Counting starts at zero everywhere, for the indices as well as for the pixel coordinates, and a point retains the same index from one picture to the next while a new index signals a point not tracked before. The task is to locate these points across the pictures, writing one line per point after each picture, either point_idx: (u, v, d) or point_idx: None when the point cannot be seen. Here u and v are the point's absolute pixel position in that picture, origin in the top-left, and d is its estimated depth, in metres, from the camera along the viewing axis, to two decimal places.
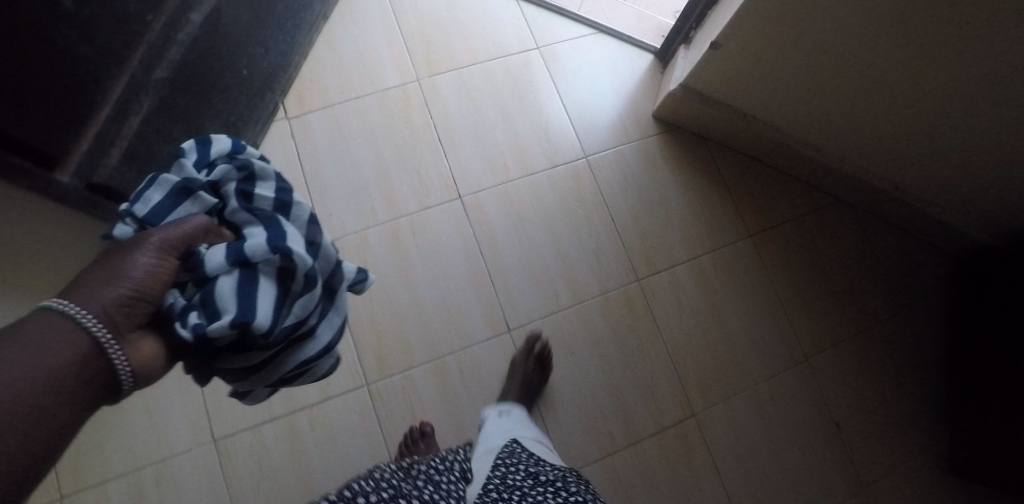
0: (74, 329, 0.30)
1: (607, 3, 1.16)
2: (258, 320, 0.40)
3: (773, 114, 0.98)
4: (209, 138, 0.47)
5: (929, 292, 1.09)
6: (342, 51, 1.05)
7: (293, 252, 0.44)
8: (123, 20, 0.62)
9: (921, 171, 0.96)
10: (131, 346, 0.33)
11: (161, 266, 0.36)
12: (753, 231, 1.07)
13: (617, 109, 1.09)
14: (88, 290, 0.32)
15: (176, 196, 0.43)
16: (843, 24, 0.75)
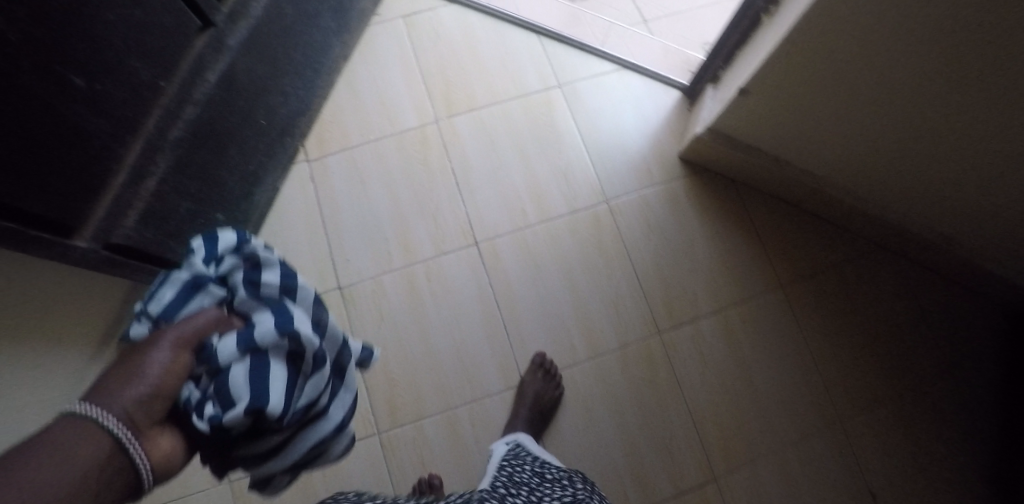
0: (96, 431, 0.26)
1: (633, 38, 1.12)
2: (271, 406, 0.36)
3: (808, 160, 0.92)
4: (215, 232, 0.43)
5: (984, 350, 1.00)
6: (362, 92, 1.05)
7: (303, 334, 0.39)
8: (137, 87, 0.62)
9: (975, 223, 0.87)
10: (151, 443, 0.30)
11: (178, 360, 0.33)
12: (784, 281, 1.01)
13: (640, 149, 1.05)
14: (107, 391, 0.29)
15: (184, 290, 0.39)
16: (884, 75, 0.70)
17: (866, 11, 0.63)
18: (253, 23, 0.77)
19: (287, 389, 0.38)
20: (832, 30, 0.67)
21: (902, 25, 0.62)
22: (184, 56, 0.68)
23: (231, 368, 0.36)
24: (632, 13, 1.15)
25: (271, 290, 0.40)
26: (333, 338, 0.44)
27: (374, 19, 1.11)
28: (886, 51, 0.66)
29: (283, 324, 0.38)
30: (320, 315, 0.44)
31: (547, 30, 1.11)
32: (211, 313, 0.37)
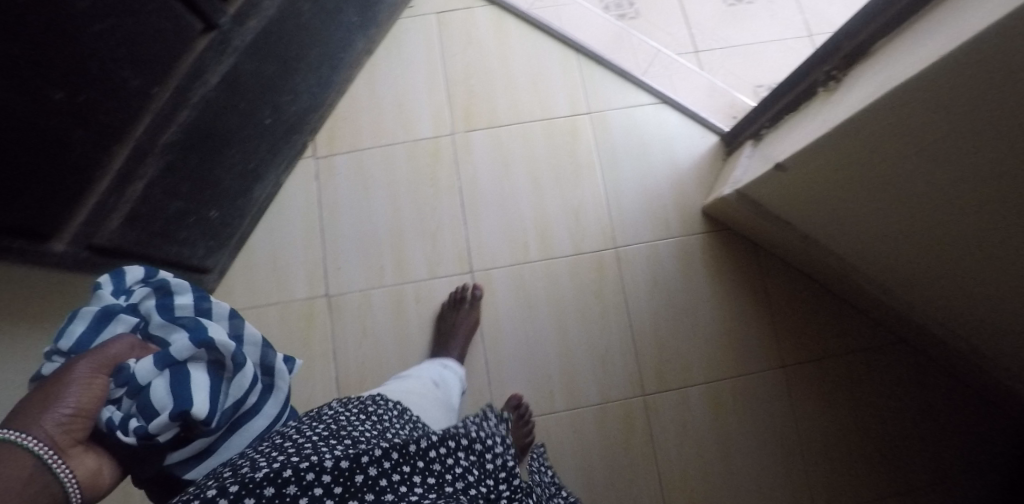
0: (20, 455, 0.27)
1: (678, 69, 1.03)
2: (196, 409, 0.35)
3: (836, 244, 0.85)
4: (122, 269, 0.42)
5: (992, 470, 0.90)
6: (381, 92, 1.02)
7: (222, 342, 0.38)
8: (128, 96, 0.61)
9: (1008, 343, 0.77)
10: (78, 462, 0.30)
11: (98, 384, 0.32)
12: (789, 363, 0.94)
13: (662, 195, 0.98)
14: (24, 416, 0.29)
15: (96, 323, 0.37)
16: (927, 184, 0.62)
17: (915, 118, 0.55)
18: (263, 23, 0.75)
19: (212, 394, 0.37)
20: (879, 127, 0.60)
21: (956, 142, 0.54)
22: (183, 57, 0.66)
23: (155, 383, 0.35)
24: (684, 41, 1.06)
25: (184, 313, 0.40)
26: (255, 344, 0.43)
27: (406, 13, 1.06)
28: (919, 162, 0.60)
29: (199, 335, 0.37)
30: (239, 326, 0.42)
31: (587, 49, 1.03)
32: (127, 337, 0.36)
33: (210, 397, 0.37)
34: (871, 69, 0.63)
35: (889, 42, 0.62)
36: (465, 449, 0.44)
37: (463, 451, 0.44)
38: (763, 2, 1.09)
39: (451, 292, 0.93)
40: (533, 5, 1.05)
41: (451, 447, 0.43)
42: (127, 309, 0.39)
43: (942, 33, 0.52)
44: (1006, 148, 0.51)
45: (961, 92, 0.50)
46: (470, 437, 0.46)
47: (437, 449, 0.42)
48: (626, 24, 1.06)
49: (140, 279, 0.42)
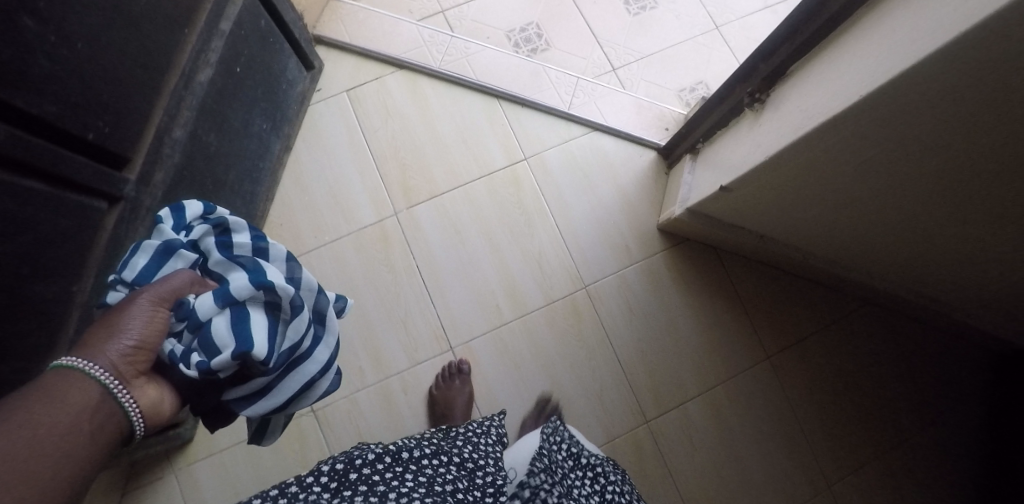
0: (90, 380, 0.36)
1: (603, 93, 1.03)
2: (254, 349, 0.44)
3: (791, 238, 0.87)
4: (183, 204, 0.51)
5: (971, 396, 0.97)
6: (312, 188, 0.97)
7: (274, 287, 0.47)
8: (44, 307, 0.56)
9: (968, 293, 0.82)
10: (138, 390, 0.40)
11: (158, 317, 0.42)
12: (773, 352, 0.97)
13: (617, 223, 0.98)
14: (95, 344, 0.38)
15: (160, 256, 0.47)
16: (870, 186, 0.64)
17: (856, 137, 0.56)
18: (172, 170, 0.69)
19: (268, 333, 0.47)
20: (819, 146, 0.60)
21: (898, 154, 0.55)
22: (93, 243, 0.60)
23: (214, 317, 0.44)
24: (600, 62, 1.05)
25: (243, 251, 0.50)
26: (309, 290, 0.52)
27: (316, 97, 1.01)
28: (861, 171, 0.61)
29: (255, 280, 0.46)
30: (295, 269, 0.52)
31: (509, 94, 1.01)
32: (188, 274, 0.45)
33: (266, 335, 0.46)
34: (797, 90, 0.64)
35: (809, 63, 0.62)
36: (455, 464, 0.61)
37: (453, 465, 0.61)
38: (666, 3, 1.10)
39: (438, 373, 0.91)
40: (445, 61, 1.02)
41: (441, 459, 0.61)
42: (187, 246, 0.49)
43: (861, 62, 0.52)
44: (958, 158, 0.52)
45: (901, 116, 0.50)
46: (461, 458, 0.63)
47: (429, 459, 0.59)
48: (539, 58, 1.04)
49: (199, 214, 0.51)
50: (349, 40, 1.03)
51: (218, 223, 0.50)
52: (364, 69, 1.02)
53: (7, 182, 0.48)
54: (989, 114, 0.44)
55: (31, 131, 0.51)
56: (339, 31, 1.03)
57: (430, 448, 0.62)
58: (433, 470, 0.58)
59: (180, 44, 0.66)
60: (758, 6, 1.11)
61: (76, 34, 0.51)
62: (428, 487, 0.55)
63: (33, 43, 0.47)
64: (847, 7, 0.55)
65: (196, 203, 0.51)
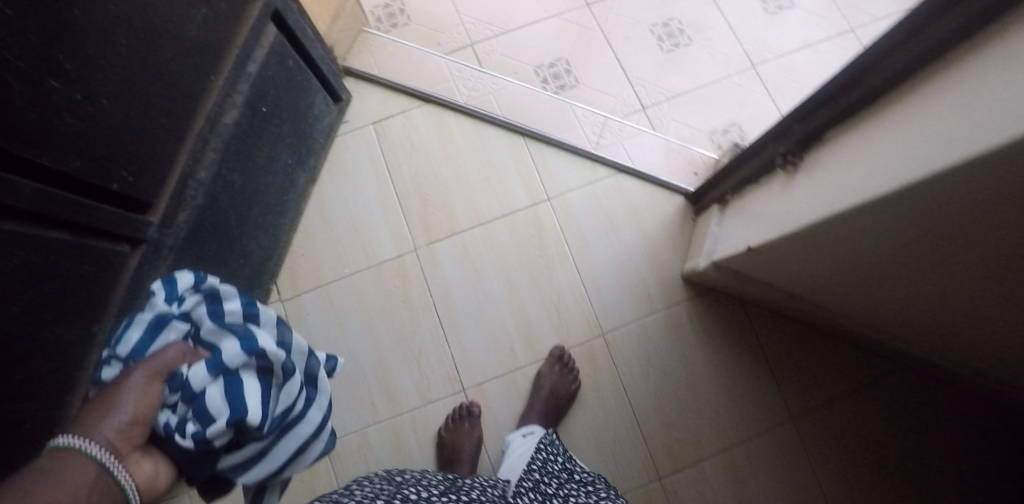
0: (85, 460, 0.32)
1: (631, 134, 1.00)
2: (249, 416, 0.41)
3: (824, 300, 0.82)
4: (174, 276, 0.49)
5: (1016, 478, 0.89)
6: (335, 220, 0.97)
7: (269, 351, 0.44)
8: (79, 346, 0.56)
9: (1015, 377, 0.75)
10: (135, 466, 0.35)
11: (151, 391, 0.38)
12: (796, 414, 0.93)
13: (640, 269, 0.96)
14: (89, 423, 0.34)
15: (151, 329, 0.45)
16: (914, 272, 0.59)
17: (899, 225, 0.52)
18: (194, 211, 0.69)
19: (264, 399, 0.44)
20: (860, 227, 0.56)
21: (945, 249, 0.51)
22: (115, 285, 0.60)
23: (207, 387, 0.41)
24: (629, 100, 1.03)
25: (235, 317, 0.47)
26: (301, 352, 0.49)
27: (343, 128, 1.01)
28: (905, 257, 0.57)
29: (248, 346, 0.44)
30: (285, 333, 0.49)
31: (533, 131, 1.00)
32: (177, 346, 0.42)
33: (261, 401, 0.43)
34: (834, 158, 0.60)
35: (845, 133, 0.59)
36: None
37: None
38: (701, 40, 1.07)
39: (450, 413, 0.89)
40: (471, 96, 1.02)
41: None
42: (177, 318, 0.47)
43: (900, 147, 0.48)
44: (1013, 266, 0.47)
45: (946, 215, 0.45)
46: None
47: None
48: (567, 95, 1.03)
49: (191, 285, 0.49)
50: (378, 72, 1.03)
51: (210, 290, 0.48)
52: (392, 102, 1.02)
53: (35, 234, 0.49)
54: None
55: (62, 187, 0.51)
56: (368, 64, 1.04)
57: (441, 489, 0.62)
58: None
59: (208, 89, 0.66)
60: (799, 46, 1.06)
61: (103, 91, 0.52)
62: None
63: (60, 104, 0.48)
64: (892, 82, 0.51)
65: (186, 274, 0.50)
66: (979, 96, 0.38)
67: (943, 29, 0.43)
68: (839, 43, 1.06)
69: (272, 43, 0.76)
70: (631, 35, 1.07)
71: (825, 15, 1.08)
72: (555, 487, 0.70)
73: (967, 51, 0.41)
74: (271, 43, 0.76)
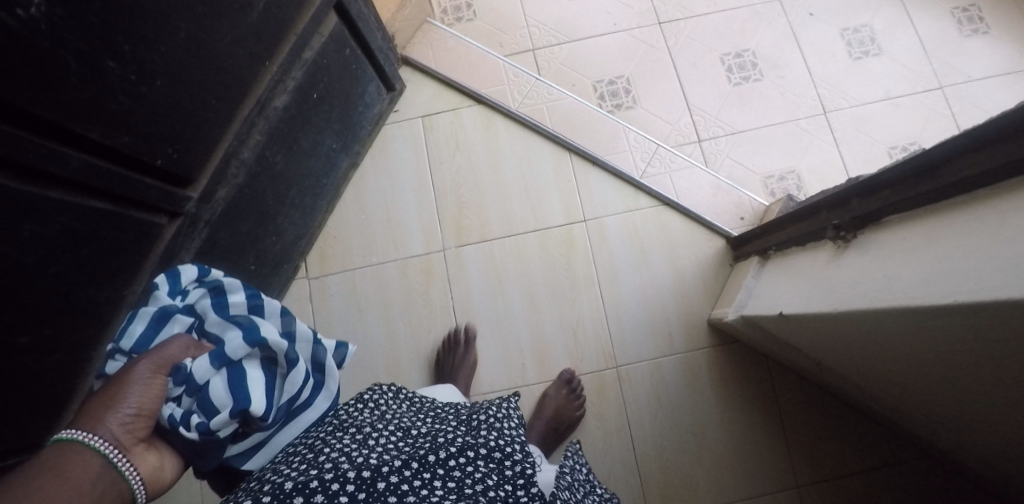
0: (90, 452, 0.35)
1: (680, 167, 0.97)
2: (252, 405, 0.44)
3: (852, 376, 0.78)
4: (177, 268, 0.51)
5: None
6: (370, 207, 0.98)
7: (270, 341, 0.47)
8: (117, 304, 0.57)
9: None
10: (139, 457, 0.38)
11: (155, 383, 0.40)
12: (803, 483, 0.89)
13: (666, 308, 0.93)
14: (94, 415, 0.36)
15: (155, 321, 0.47)
16: (966, 375, 0.54)
17: (956, 332, 0.47)
18: (233, 189, 0.71)
19: (266, 389, 0.47)
20: (914, 325, 0.51)
21: (1003, 362, 0.46)
22: (150, 253, 0.61)
23: (210, 378, 0.44)
24: (686, 130, 0.99)
25: (239, 309, 0.50)
26: (306, 342, 0.52)
27: (391, 117, 1.02)
28: (960, 362, 0.52)
29: (251, 336, 0.46)
30: (289, 324, 0.51)
31: (580, 148, 0.98)
32: (180, 337, 0.45)
33: (264, 392, 0.46)
34: (894, 243, 0.56)
35: (906, 221, 0.55)
36: (484, 457, 0.50)
37: (482, 460, 0.50)
38: (773, 77, 1.01)
39: (449, 333, 0.92)
40: (524, 104, 1.01)
41: (470, 457, 0.50)
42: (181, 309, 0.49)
43: (972, 256, 0.44)
44: None
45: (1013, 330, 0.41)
46: (489, 447, 0.52)
47: (455, 459, 0.49)
48: (622, 115, 1.01)
49: (193, 278, 0.51)
50: (435, 66, 1.03)
51: (214, 282, 0.51)
52: (443, 98, 1.02)
53: (75, 205, 0.49)
54: None
55: (112, 160, 0.53)
56: (427, 56, 1.04)
57: (460, 441, 0.52)
58: (463, 471, 0.48)
59: (261, 74, 0.68)
60: (879, 97, 0.99)
61: (157, 73, 0.53)
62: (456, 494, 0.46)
63: (115, 83, 0.49)
64: (963, 184, 0.47)
65: (190, 266, 0.52)
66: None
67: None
68: (925, 100, 0.99)
69: (330, 32, 0.78)
70: (699, 63, 1.03)
71: (913, 67, 1.01)
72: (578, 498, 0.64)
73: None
74: (330, 32, 0.78)
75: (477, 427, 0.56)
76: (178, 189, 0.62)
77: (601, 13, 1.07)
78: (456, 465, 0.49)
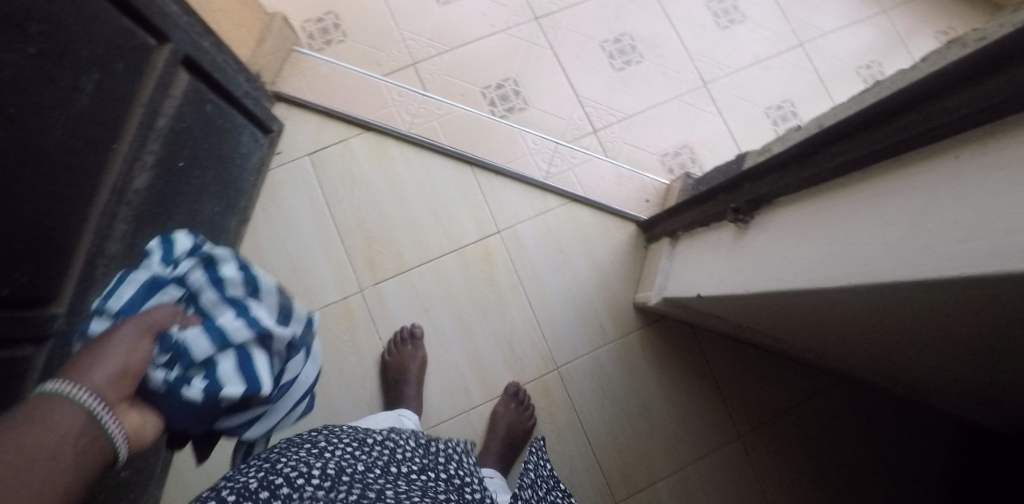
0: (73, 403, 0.31)
1: (581, 160, 0.99)
2: (257, 387, 0.41)
3: (765, 333, 0.84)
4: (172, 237, 0.47)
5: (935, 467, 0.94)
6: (273, 261, 0.92)
7: (269, 328, 0.43)
8: None
9: (931, 391, 0.78)
10: (124, 415, 0.35)
11: (140, 349, 0.37)
12: (743, 431, 0.94)
13: (592, 301, 0.95)
14: (83, 368, 0.34)
15: (147, 291, 0.43)
16: (857, 324, 0.59)
17: (843, 298, 0.51)
18: (107, 288, 0.63)
19: (269, 368, 0.43)
20: (809, 297, 0.55)
21: (887, 313, 0.51)
22: (16, 394, 0.54)
23: (212, 357, 0.40)
24: (580, 123, 1.01)
25: (237, 288, 0.44)
26: (302, 321, 0.47)
27: (276, 160, 0.96)
28: (853, 317, 0.57)
29: (252, 321, 0.42)
30: (286, 299, 0.46)
31: (480, 160, 0.96)
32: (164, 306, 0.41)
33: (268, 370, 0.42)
34: (785, 222, 0.60)
35: (795, 203, 0.60)
36: (443, 479, 0.60)
37: (442, 480, 0.60)
38: (653, 57, 1.05)
39: (394, 334, 0.91)
40: (415, 124, 0.97)
41: (431, 476, 0.59)
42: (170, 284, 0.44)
43: (857, 238, 0.48)
44: (946, 319, 0.47)
45: (893, 293, 0.44)
46: (448, 473, 0.61)
47: (419, 477, 0.58)
48: (516, 118, 1.00)
49: (188, 250, 0.47)
50: (313, 98, 0.97)
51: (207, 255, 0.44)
52: (328, 130, 0.97)
53: None
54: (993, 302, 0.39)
55: None
56: (300, 89, 0.97)
57: (419, 462, 0.61)
58: (423, 483, 0.56)
59: (111, 158, 0.60)
60: (748, 62, 1.06)
61: None
62: (425, 493, 0.54)
63: None
64: (842, 168, 0.52)
65: (186, 238, 0.47)
66: (937, 209, 0.39)
67: (896, 132, 0.45)
68: (788, 58, 1.07)
69: (183, 91, 0.70)
70: (581, 53, 1.05)
71: (773, 29, 1.08)
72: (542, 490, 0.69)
73: (919, 156, 0.43)
74: (183, 91, 0.70)
75: (436, 450, 0.65)
76: (39, 315, 0.55)
77: (477, 16, 1.04)
78: (416, 479, 0.57)
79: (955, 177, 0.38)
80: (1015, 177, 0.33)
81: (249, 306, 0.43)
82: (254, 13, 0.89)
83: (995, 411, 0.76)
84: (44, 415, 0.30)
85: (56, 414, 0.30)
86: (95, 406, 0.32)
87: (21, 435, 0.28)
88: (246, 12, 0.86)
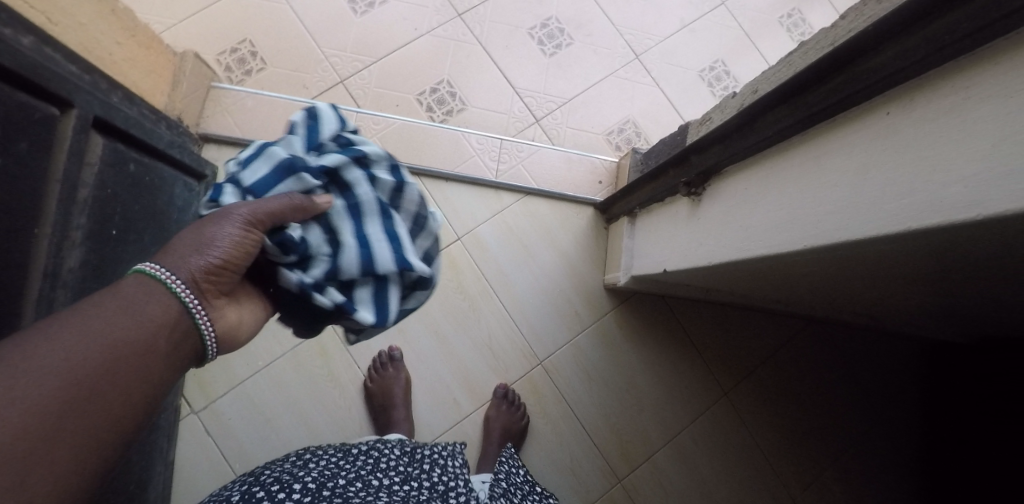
0: (166, 293, 0.36)
1: (528, 153, 0.98)
2: (384, 320, 0.45)
3: (732, 293, 0.87)
4: (320, 114, 0.46)
5: (904, 384, 1.01)
6: None
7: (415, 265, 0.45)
8: None
9: (892, 318, 0.83)
10: (218, 312, 0.39)
11: (249, 240, 0.39)
12: (729, 388, 0.98)
13: (563, 290, 0.96)
14: (181, 255, 0.37)
15: (283, 172, 0.43)
16: (811, 277, 0.62)
17: (795, 259, 0.53)
18: None
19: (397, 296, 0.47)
20: (762, 262, 0.57)
21: (837, 265, 0.53)
22: None
23: (355, 276, 0.43)
24: (521, 115, 1.00)
25: (384, 194, 0.46)
26: (427, 243, 0.50)
27: None
28: (808, 271, 0.59)
29: (399, 252, 0.44)
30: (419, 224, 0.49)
31: (428, 169, 0.95)
32: (292, 196, 0.41)
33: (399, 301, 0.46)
34: (734, 191, 0.62)
35: (741, 171, 0.62)
36: (428, 488, 0.64)
37: (426, 489, 0.64)
38: (582, 37, 1.05)
39: (373, 359, 0.90)
40: None
41: (414, 485, 0.64)
42: (313, 170, 0.43)
43: (801, 201, 0.50)
44: (890, 263, 0.49)
45: (841, 252, 0.46)
46: (432, 481, 0.66)
47: (402, 486, 0.63)
48: (456, 121, 0.98)
49: (333, 134, 0.46)
50: (241, 133, 0.93)
51: (359, 153, 0.45)
52: None
53: None
54: (930, 246, 0.41)
55: None
56: (228, 126, 0.93)
57: (403, 474, 0.66)
58: (407, 493, 0.62)
59: (35, 244, 0.56)
60: (675, 29, 1.07)
61: None
62: None
63: None
64: (784, 132, 0.53)
65: (334, 119, 0.46)
66: (872, 167, 0.41)
67: (829, 95, 0.47)
68: (712, 18, 1.09)
69: (101, 157, 0.66)
70: (511, 43, 1.03)
71: None
72: (521, 494, 0.72)
73: (851, 116, 0.45)
74: (101, 156, 0.66)
75: (421, 458, 0.70)
76: None
77: (398, 21, 1.01)
78: (399, 490, 0.62)
79: (890, 135, 0.40)
80: (945, 131, 0.35)
81: (394, 224, 0.45)
82: (163, 54, 0.84)
83: (952, 326, 0.81)
84: (141, 304, 0.35)
85: (149, 302, 0.35)
86: (189, 301, 0.37)
87: (117, 321, 0.34)
88: (153, 56, 0.81)
